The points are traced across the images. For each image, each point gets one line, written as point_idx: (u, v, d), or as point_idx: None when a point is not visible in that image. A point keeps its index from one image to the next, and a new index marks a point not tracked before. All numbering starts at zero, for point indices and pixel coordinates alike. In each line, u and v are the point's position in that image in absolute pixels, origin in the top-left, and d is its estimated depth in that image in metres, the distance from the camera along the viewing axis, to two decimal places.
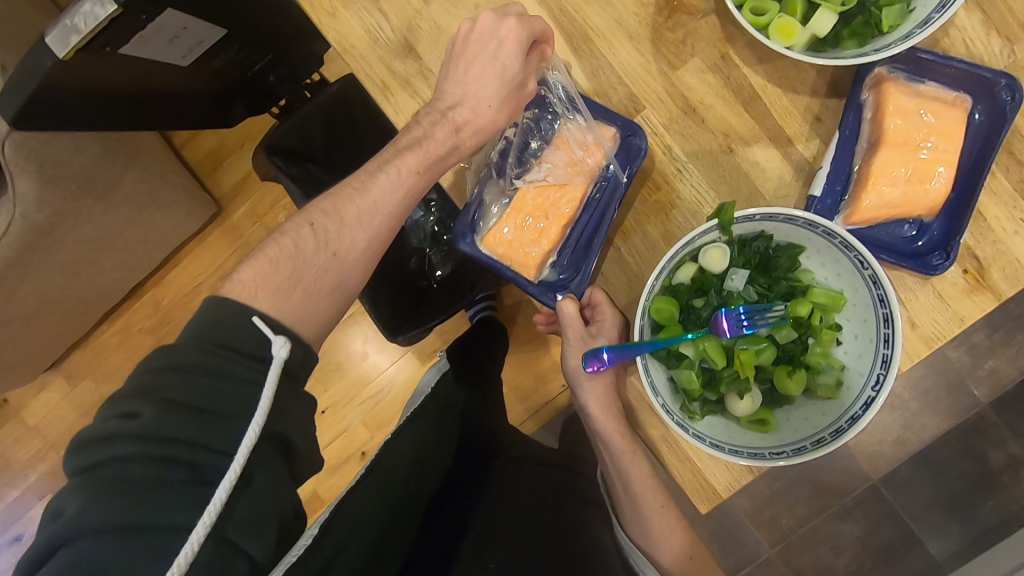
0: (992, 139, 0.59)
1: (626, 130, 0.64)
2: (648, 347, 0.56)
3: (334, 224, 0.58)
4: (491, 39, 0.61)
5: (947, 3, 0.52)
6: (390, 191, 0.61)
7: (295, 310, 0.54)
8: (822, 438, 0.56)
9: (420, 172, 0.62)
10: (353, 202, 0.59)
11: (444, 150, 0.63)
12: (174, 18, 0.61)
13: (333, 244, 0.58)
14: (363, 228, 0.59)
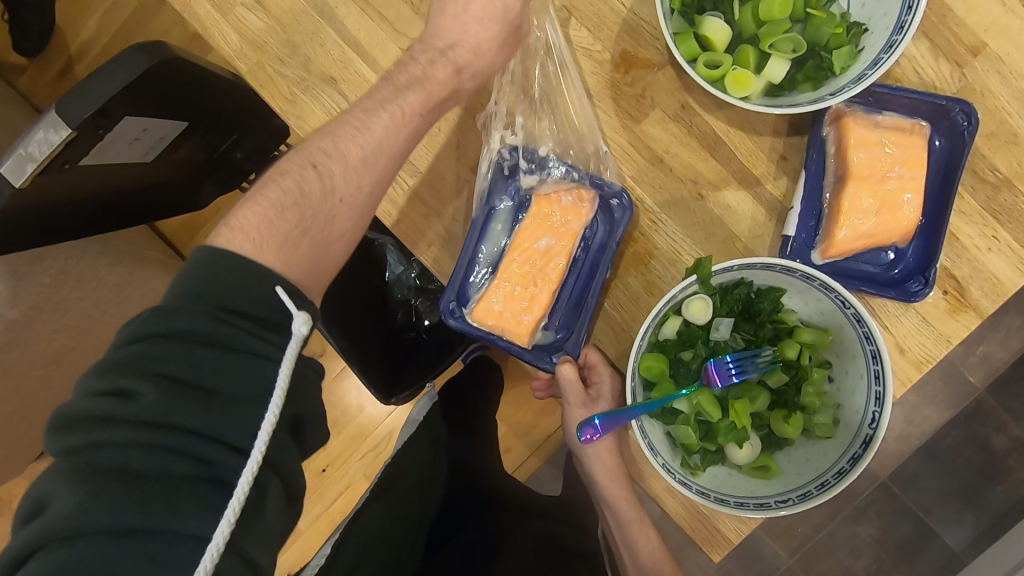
0: (954, 164, 0.60)
1: (606, 192, 0.64)
2: (642, 410, 0.56)
3: (338, 166, 0.57)
4: None
5: (896, 42, 0.53)
6: (391, 132, 0.60)
7: (302, 261, 0.54)
8: (826, 481, 0.56)
9: (423, 113, 0.61)
10: (356, 142, 0.58)
11: (445, 91, 0.62)
12: (134, 124, 0.61)
13: (339, 190, 0.57)
14: (368, 172, 0.59)
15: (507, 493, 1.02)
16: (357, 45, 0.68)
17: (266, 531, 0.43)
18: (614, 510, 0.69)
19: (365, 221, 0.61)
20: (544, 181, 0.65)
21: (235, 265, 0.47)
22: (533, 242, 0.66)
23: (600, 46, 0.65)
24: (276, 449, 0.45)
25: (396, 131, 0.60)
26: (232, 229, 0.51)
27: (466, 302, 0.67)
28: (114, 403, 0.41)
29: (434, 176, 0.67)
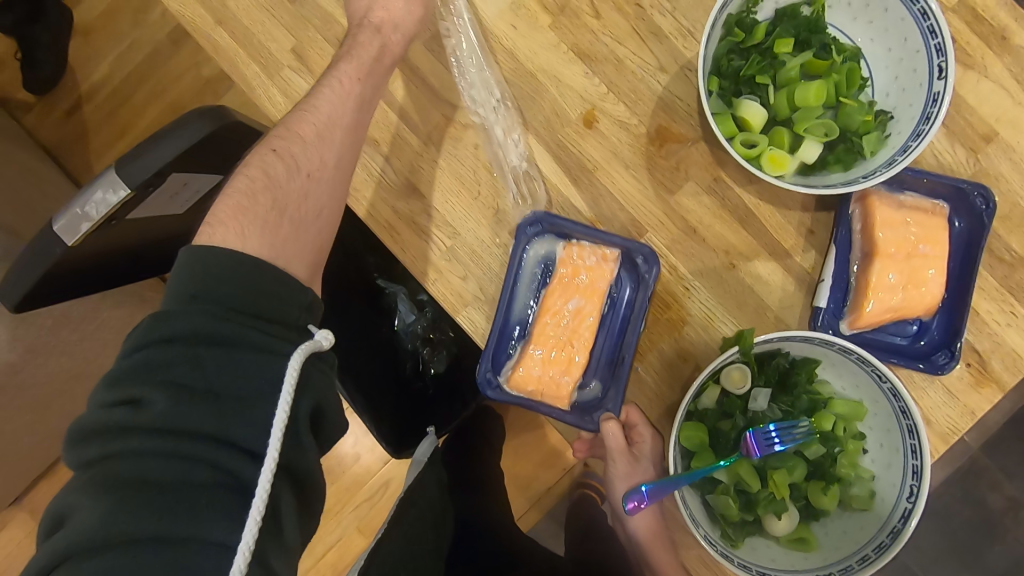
0: (974, 242, 0.63)
1: (630, 250, 0.65)
2: (686, 480, 0.56)
3: (297, 145, 0.59)
4: None
5: (922, 131, 0.56)
6: (340, 102, 0.62)
7: (286, 243, 0.56)
8: (867, 555, 0.56)
9: (361, 79, 0.64)
10: (308, 121, 0.61)
11: (375, 53, 0.65)
12: (177, 181, 0.61)
13: (305, 165, 0.59)
14: (328, 147, 0.61)
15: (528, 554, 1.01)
16: (402, 109, 0.69)
17: (283, 535, 0.44)
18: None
19: (342, 196, 0.63)
20: (569, 245, 0.67)
21: (226, 264, 0.47)
22: (562, 304, 0.67)
23: (637, 120, 0.67)
24: (292, 447, 0.46)
25: (344, 103, 0.63)
26: (211, 225, 0.53)
27: (501, 371, 0.67)
28: (126, 412, 0.42)
29: (471, 239, 0.68)
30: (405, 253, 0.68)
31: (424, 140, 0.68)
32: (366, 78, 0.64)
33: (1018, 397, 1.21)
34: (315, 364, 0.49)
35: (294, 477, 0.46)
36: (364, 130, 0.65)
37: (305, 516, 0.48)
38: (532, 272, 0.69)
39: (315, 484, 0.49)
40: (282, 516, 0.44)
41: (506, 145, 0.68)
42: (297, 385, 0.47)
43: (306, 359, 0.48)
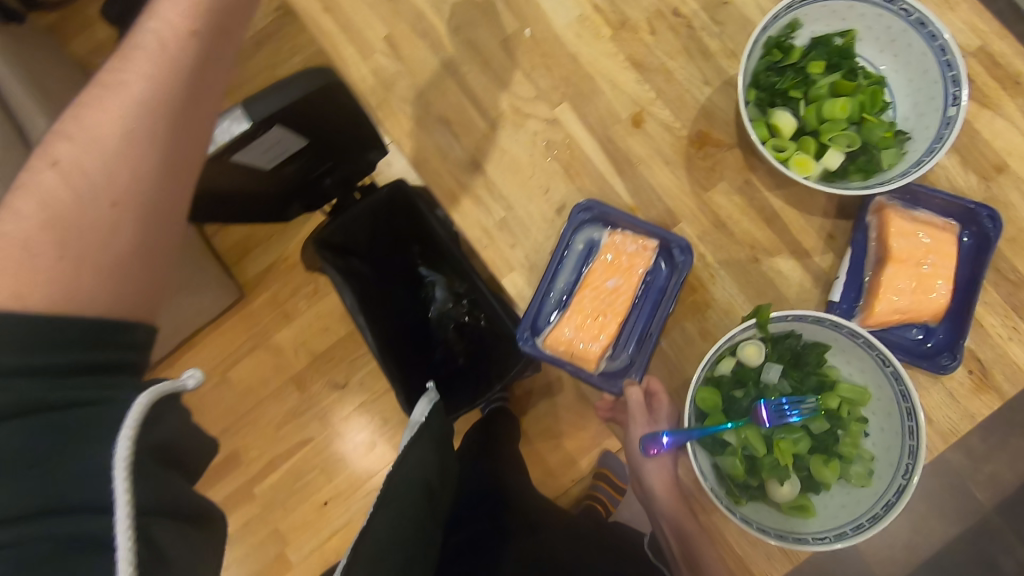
0: (981, 257, 0.69)
1: (668, 241, 0.71)
2: (697, 434, 0.62)
3: (77, 150, 0.48)
4: None
5: (935, 150, 0.64)
6: (148, 86, 0.50)
7: (104, 283, 0.47)
8: (861, 523, 0.61)
9: (195, 32, 0.53)
10: (101, 118, 0.49)
11: (179, 32, 0.52)
12: (276, 135, 0.74)
13: (92, 186, 0.48)
14: (106, 150, 0.49)
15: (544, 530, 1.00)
16: (474, 97, 0.79)
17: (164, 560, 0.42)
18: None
19: (177, 191, 0.53)
20: (613, 233, 0.73)
21: (35, 317, 0.43)
22: (602, 281, 0.72)
23: (680, 124, 0.76)
24: (152, 491, 0.42)
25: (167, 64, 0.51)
26: None
27: (539, 331, 0.73)
28: None
29: (523, 213, 0.76)
30: (462, 219, 0.76)
31: (490, 124, 0.78)
32: (181, 41, 0.52)
33: None
34: (168, 402, 0.46)
35: (167, 512, 0.44)
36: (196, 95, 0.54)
37: (200, 537, 0.47)
38: (578, 251, 0.74)
39: (201, 505, 0.47)
40: (163, 547, 0.42)
41: (562, 135, 0.77)
42: (141, 432, 0.43)
43: (158, 397, 0.44)
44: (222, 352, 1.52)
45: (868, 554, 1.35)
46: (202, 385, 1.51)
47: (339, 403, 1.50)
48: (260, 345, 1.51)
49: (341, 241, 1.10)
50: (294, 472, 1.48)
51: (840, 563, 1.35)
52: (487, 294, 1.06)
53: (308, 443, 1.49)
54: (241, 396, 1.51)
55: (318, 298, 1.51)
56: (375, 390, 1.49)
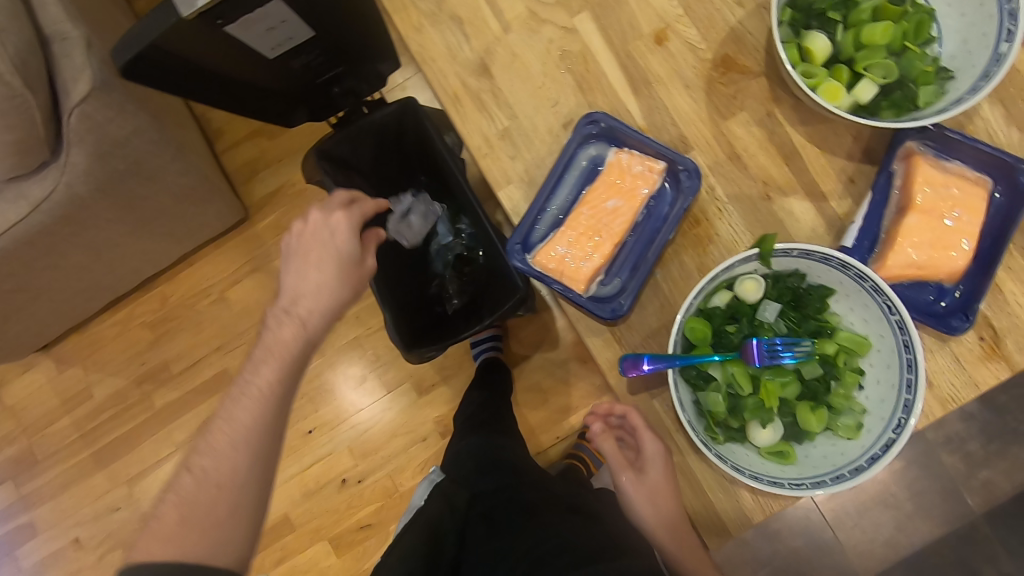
0: (1011, 217, 0.64)
1: (676, 164, 0.68)
2: (680, 361, 0.59)
3: (208, 460, 0.62)
4: (321, 231, 0.69)
5: (980, 86, 0.59)
6: (272, 375, 0.64)
7: (215, 510, 0.60)
8: (841, 474, 0.57)
9: (280, 378, 0.64)
10: (234, 417, 0.63)
11: (287, 345, 0.66)
12: (279, 13, 0.70)
13: (212, 476, 0.61)
14: (221, 464, 0.62)
15: (546, 515, 0.75)
16: None
17: None
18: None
19: (265, 491, 0.63)
20: (620, 151, 0.69)
21: None
22: (602, 201, 0.69)
23: (705, 46, 0.71)
24: None
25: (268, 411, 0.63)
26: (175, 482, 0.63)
27: (530, 248, 0.70)
28: None
29: (527, 124, 0.72)
30: (463, 124, 0.73)
31: (504, 28, 0.73)
32: (305, 348, 0.66)
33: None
34: None
35: None
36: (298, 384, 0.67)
37: None
38: (580, 169, 0.71)
39: None
40: None
41: (578, 46, 0.72)
42: None
43: None
44: (222, 270, 1.50)
45: (846, 544, 1.32)
46: (200, 302, 1.50)
47: (333, 335, 1.47)
48: (260, 268, 1.49)
49: (343, 155, 1.07)
50: None
51: (818, 551, 1.33)
52: (487, 224, 1.03)
53: None
54: (236, 316, 1.49)
55: None
56: (369, 326, 1.46)
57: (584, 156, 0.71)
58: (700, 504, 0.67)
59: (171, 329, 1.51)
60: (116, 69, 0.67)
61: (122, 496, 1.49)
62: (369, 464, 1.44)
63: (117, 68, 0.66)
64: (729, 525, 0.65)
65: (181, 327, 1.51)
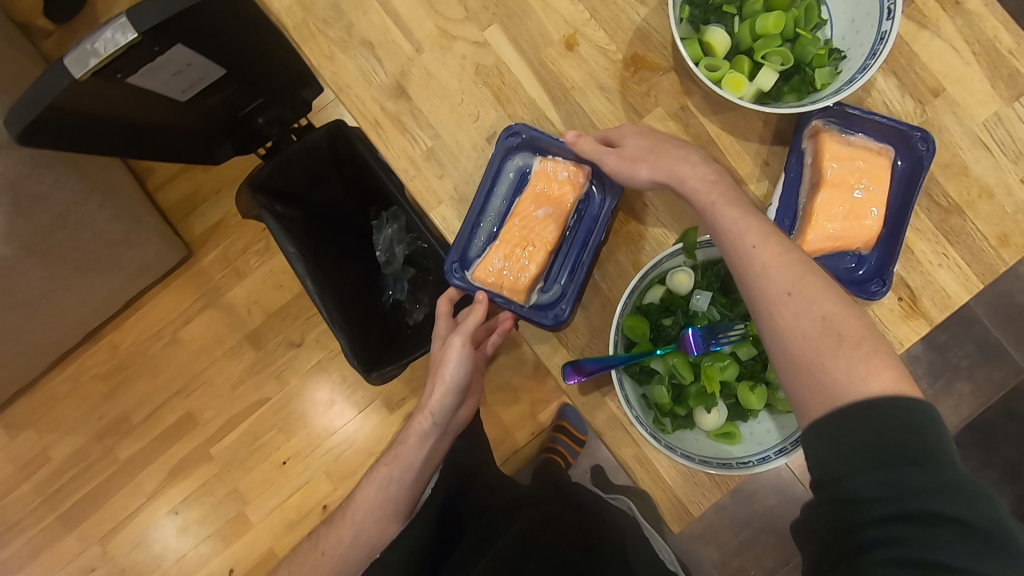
0: (913, 182, 0.68)
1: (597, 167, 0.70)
2: (623, 359, 0.61)
3: (329, 532, 0.75)
4: (439, 338, 0.75)
5: (869, 65, 0.62)
6: (384, 468, 0.74)
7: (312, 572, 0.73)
8: (784, 447, 0.60)
9: (386, 466, 0.74)
10: (355, 504, 0.75)
11: (402, 442, 0.74)
12: (186, 56, 0.69)
13: (323, 546, 0.75)
14: (332, 540, 0.74)
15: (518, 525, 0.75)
16: (397, 17, 0.74)
17: None
18: (733, 196, 0.58)
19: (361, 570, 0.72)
20: (545, 159, 0.70)
21: None
22: (532, 211, 0.70)
23: (614, 47, 0.72)
24: None
25: (376, 507, 0.73)
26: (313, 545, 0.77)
27: (468, 265, 0.71)
28: None
29: (451, 141, 0.72)
30: (387, 149, 0.73)
31: (416, 47, 0.73)
32: (413, 446, 0.73)
33: None
34: None
35: None
36: (420, 488, 0.74)
37: None
38: (509, 181, 0.72)
39: None
40: None
41: (492, 58, 0.73)
42: None
43: None
44: (173, 311, 1.46)
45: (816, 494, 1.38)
46: (153, 346, 1.45)
47: (295, 362, 1.44)
48: (211, 304, 1.45)
49: (277, 185, 1.05)
50: (251, 432, 1.44)
51: (791, 506, 1.40)
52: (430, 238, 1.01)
53: (265, 403, 1.45)
54: (192, 355, 1.45)
55: (271, 253, 1.44)
56: (331, 348, 1.44)
57: (511, 168, 0.71)
58: (662, 493, 0.68)
59: (126, 377, 1.47)
60: (12, 135, 0.64)
61: (98, 555, 1.45)
62: (349, 485, 1.43)
63: (14, 137, 0.64)
64: (690, 507, 0.68)
65: (136, 375, 1.46)
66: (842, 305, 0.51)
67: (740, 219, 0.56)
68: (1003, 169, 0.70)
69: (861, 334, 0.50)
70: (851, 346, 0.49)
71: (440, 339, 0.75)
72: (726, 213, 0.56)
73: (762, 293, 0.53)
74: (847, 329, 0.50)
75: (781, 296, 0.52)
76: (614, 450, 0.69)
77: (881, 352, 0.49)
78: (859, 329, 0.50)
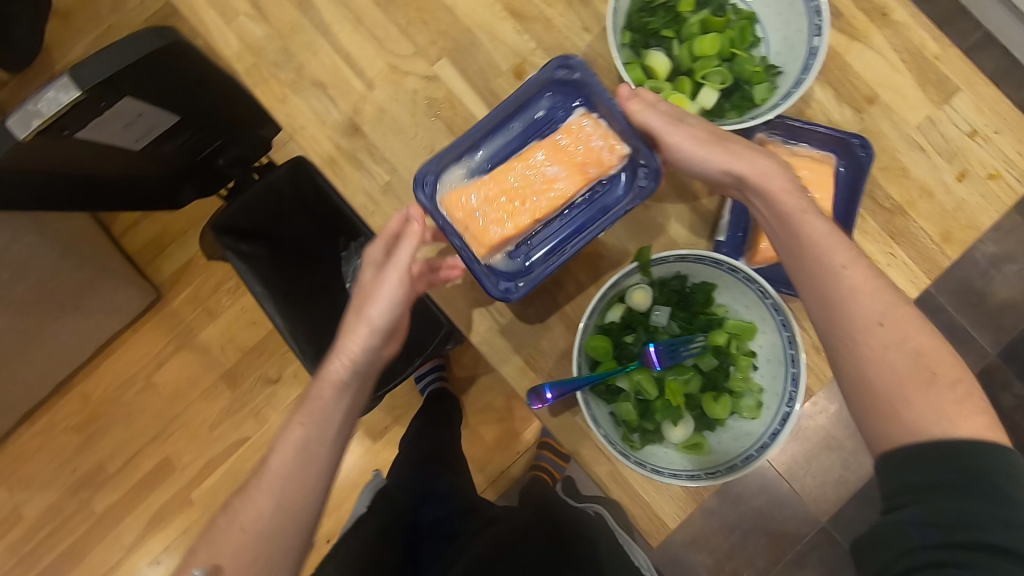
0: (856, 187, 0.71)
1: (638, 154, 0.66)
2: (586, 381, 0.62)
3: (238, 509, 0.59)
4: (370, 273, 0.66)
5: (802, 79, 0.64)
6: (304, 424, 0.61)
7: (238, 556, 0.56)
8: (751, 454, 0.61)
9: (303, 421, 0.61)
10: (270, 468, 0.59)
11: (324, 389, 0.62)
12: (136, 108, 0.68)
13: (238, 523, 0.58)
14: (246, 513, 0.58)
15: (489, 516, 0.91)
16: (348, 56, 0.75)
17: None
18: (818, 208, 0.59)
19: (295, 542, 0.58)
20: (585, 114, 0.66)
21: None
22: (543, 165, 0.66)
23: None
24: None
25: (300, 464, 0.59)
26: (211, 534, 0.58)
27: (444, 187, 0.66)
28: None
29: (408, 174, 0.73)
30: (345, 186, 0.74)
31: (367, 85, 0.74)
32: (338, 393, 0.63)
33: None
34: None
35: None
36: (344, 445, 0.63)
37: None
38: (526, 125, 0.68)
39: None
40: None
41: (443, 91, 0.74)
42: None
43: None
44: (145, 357, 1.43)
45: (803, 493, 1.40)
46: (126, 393, 1.43)
47: (273, 399, 1.42)
48: (184, 345, 1.43)
49: (240, 225, 1.05)
50: (232, 473, 1.42)
51: (778, 506, 1.41)
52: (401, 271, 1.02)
53: (245, 442, 1.42)
54: (167, 400, 1.43)
55: (243, 291, 1.42)
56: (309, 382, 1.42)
57: (541, 111, 0.68)
58: (637, 508, 0.68)
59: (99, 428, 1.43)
60: None
61: None
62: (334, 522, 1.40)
63: None
64: (666, 519, 0.68)
65: (109, 424, 1.43)
66: (935, 340, 0.52)
67: (827, 233, 0.56)
68: (938, 168, 0.73)
69: (961, 380, 0.51)
70: (940, 384, 0.50)
71: (371, 270, 0.67)
72: (815, 224, 0.57)
73: (854, 319, 0.54)
74: (940, 366, 0.51)
75: (873, 321, 0.53)
76: (588, 469, 0.69)
77: (973, 396, 0.50)
78: (952, 368, 0.51)
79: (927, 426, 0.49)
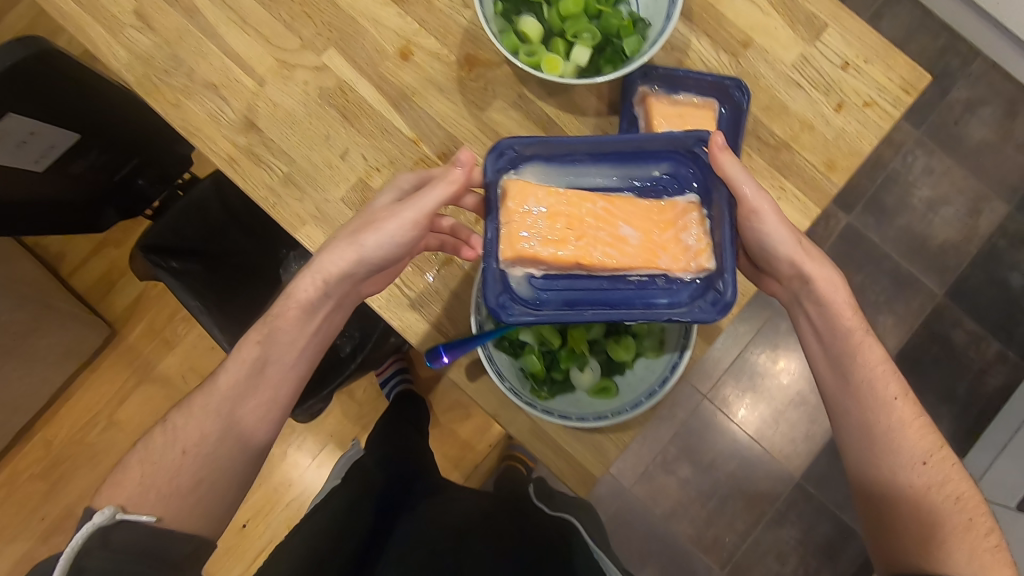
0: (737, 127, 0.74)
1: (718, 274, 0.61)
2: (485, 337, 0.63)
3: (183, 421, 0.63)
4: (382, 206, 0.65)
5: (666, 27, 0.67)
6: (264, 345, 0.65)
7: (186, 474, 0.61)
8: (653, 389, 0.63)
9: (260, 341, 0.65)
10: (226, 383, 0.64)
11: (289, 310, 0.65)
12: (27, 126, 0.73)
13: (183, 441, 0.62)
14: (203, 423, 0.62)
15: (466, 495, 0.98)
16: (236, 57, 0.76)
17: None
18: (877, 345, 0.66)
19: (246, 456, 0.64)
20: (694, 203, 0.63)
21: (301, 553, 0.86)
22: (625, 218, 0.62)
23: (447, 51, 0.76)
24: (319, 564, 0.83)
25: (252, 382, 0.64)
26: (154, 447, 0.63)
27: (517, 167, 0.64)
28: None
29: (307, 164, 0.75)
30: (247, 181, 0.75)
31: (259, 83, 0.76)
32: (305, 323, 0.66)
33: (900, 333, 1.37)
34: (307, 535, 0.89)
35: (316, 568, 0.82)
36: (301, 370, 0.67)
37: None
38: (625, 177, 0.65)
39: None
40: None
41: (332, 80, 0.76)
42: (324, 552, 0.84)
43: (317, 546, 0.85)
44: (105, 395, 1.42)
45: (773, 451, 1.41)
46: (90, 434, 1.41)
47: None
48: (144, 379, 1.42)
49: (171, 243, 1.03)
50: None
51: (752, 468, 1.41)
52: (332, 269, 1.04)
53: None
54: (132, 436, 1.40)
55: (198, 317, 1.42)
56: None
57: (657, 178, 0.65)
58: (561, 460, 0.69)
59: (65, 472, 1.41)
60: None
61: None
62: None
63: None
64: (592, 468, 0.69)
65: (75, 468, 1.41)
66: (964, 483, 0.61)
67: (882, 366, 0.64)
68: (817, 102, 0.76)
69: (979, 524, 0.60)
70: (968, 530, 0.59)
71: (392, 197, 0.66)
72: (873, 353, 0.65)
73: (896, 455, 0.62)
74: (969, 509, 0.60)
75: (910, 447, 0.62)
76: (511, 428, 0.70)
77: (995, 547, 0.58)
78: (979, 511, 0.60)
79: (946, 561, 0.57)
